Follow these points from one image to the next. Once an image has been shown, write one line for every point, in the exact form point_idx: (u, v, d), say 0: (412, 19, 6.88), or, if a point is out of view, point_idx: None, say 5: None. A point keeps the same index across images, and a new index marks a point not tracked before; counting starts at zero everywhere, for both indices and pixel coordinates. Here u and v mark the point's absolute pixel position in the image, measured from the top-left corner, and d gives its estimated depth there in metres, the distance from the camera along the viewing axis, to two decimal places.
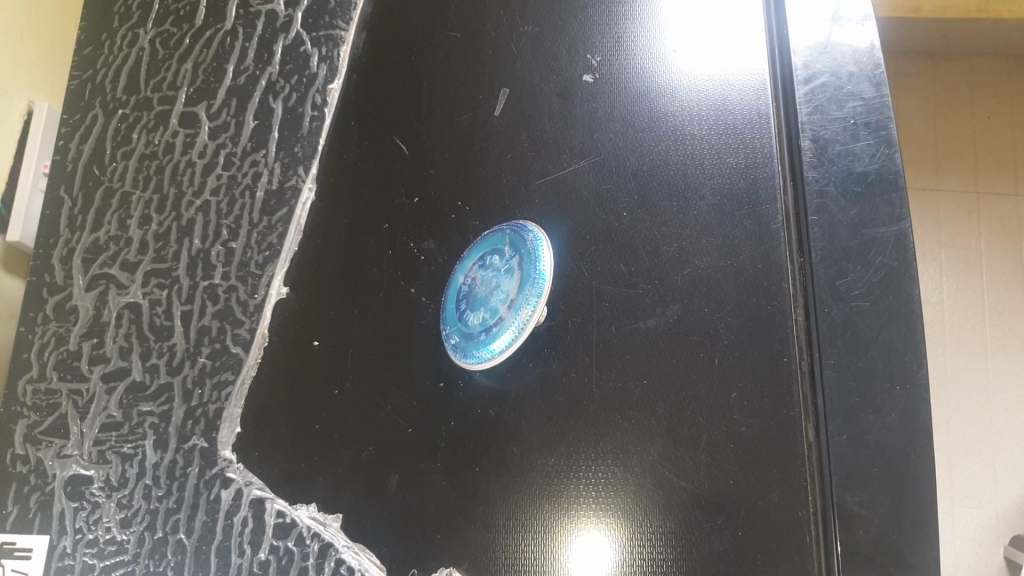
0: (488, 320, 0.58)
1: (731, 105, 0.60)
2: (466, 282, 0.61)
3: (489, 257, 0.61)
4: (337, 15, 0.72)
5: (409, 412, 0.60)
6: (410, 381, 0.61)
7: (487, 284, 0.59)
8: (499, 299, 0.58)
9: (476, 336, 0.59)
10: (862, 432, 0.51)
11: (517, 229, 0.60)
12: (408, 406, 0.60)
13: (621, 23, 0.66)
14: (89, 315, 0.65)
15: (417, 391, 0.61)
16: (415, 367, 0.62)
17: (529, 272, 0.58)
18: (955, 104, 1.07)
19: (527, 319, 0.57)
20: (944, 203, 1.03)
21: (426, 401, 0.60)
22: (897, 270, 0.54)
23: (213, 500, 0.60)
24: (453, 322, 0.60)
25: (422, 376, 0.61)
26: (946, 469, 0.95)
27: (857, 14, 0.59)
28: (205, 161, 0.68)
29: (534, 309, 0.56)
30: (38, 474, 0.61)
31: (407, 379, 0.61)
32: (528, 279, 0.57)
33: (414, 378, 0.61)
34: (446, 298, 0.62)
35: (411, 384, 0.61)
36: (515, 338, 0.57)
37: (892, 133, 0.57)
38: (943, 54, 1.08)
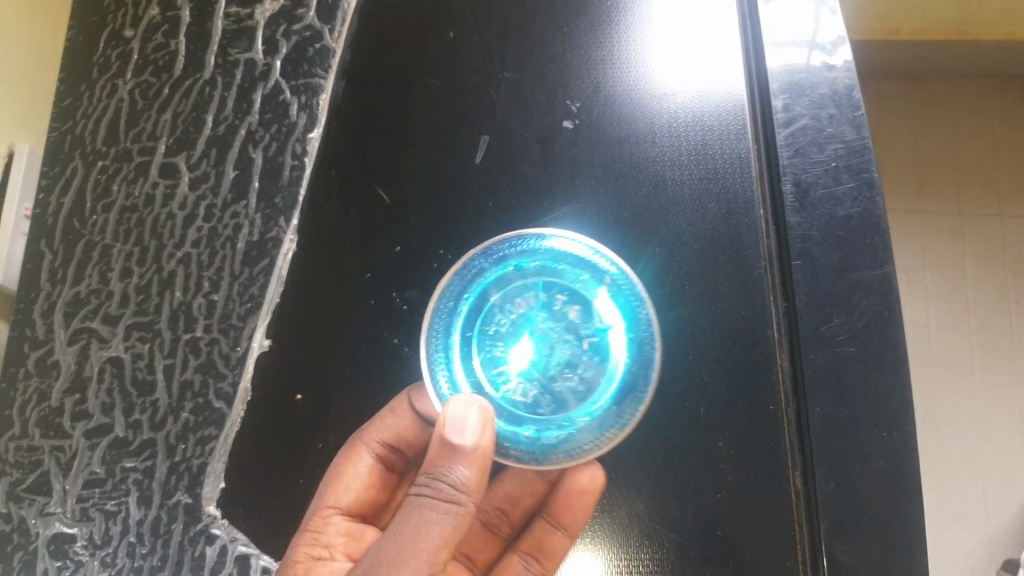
0: (540, 394, 0.57)
1: (711, 152, 0.63)
2: (514, 312, 0.60)
3: (559, 299, 0.60)
4: (316, 63, 0.71)
5: (423, 531, 0.48)
6: (440, 501, 0.49)
7: (554, 342, 0.59)
8: (569, 378, 0.57)
9: (517, 405, 0.57)
10: (847, 478, 0.54)
11: (599, 269, 0.60)
12: (426, 525, 0.48)
13: (601, 68, 0.67)
14: (71, 369, 0.64)
15: (446, 511, 0.48)
16: (447, 481, 0.49)
17: (614, 372, 0.57)
18: (938, 129, 1.05)
19: (596, 438, 0.55)
20: (928, 228, 1.02)
21: (451, 520, 0.49)
22: (881, 314, 0.56)
23: (197, 556, 0.60)
24: (476, 346, 0.59)
25: (453, 490, 0.49)
26: (936, 491, 0.94)
27: (831, 39, 0.62)
28: (185, 212, 0.68)
29: (612, 431, 0.55)
30: (22, 533, 0.61)
31: (434, 486, 0.49)
32: (613, 384, 0.56)
33: (446, 488, 0.49)
34: (468, 309, 0.60)
35: (439, 503, 0.49)
36: (569, 454, 0.55)
37: (873, 175, 0.59)
38: (925, 77, 1.07)
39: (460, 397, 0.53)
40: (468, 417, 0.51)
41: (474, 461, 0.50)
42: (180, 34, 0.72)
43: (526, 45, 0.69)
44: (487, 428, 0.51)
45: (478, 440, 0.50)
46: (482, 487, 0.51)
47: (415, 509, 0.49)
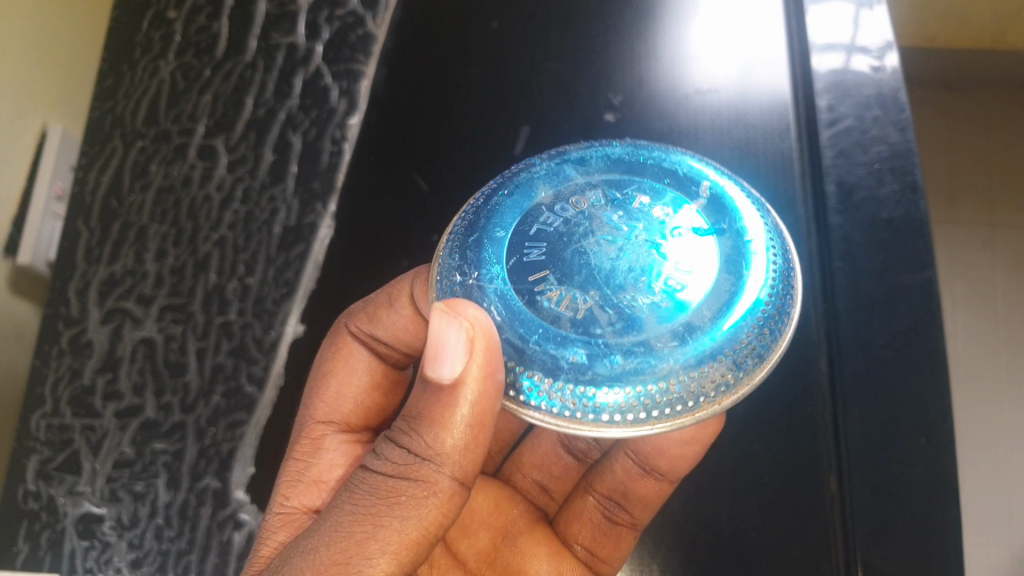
0: (601, 314, 0.35)
1: (754, 150, 0.63)
2: (567, 212, 0.39)
3: (641, 199, 0.39)
4: (357, 49, 0.71)
5: (354, 520, 0.37)
6: (382, 476, 0.38)
7: (626, 247, 0.37)
8: (647, 292, 0.36)
9: (559, 322, 0.35)
10: (886, 484, 0.51)
11: (699, 171, 0.41)
12: (358, 509, 0.38)
13: (645, 63, 0.67)
14: (103, 350, 0.64)
15: (391, 496, 0.38)
16: (403, 447, 0.39)
17: (738, 297, 0.35)
18: (988, 137, 0.89)
19: (691, 377, 0.34)
20: (980, 237, 0.83)
21: (400, 499, 0.37)
22: (924, 318, 0.54)
23: (225, 541, 0.59)
24: (503, 249, 0.38)
25: (407, 462, 0.38)
26: (975, 521, 0.73)
27: (876, 43, 0.60)
28: (222, 195, 0.68)
29: (715, 361, 0.34)
30: (49, 511, 0.61)
31: (383, 455, 0.39)
32: (727, 308, 0.35)
33: (400, 457, 0.38)
34: (508, 202, 0.40)
35: (383, 483, 0.38)
36: (641, 414, 0.34)
37: (917, 178, 0.57)
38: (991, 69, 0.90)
39: (448, 303, 0.37)
40: (447, 333, 0.36)
41: (449, 415, 0.38)
42: (222, 17, 0.73)
43: (570, 37, 0.69)
44: (468, 359, 0.35)
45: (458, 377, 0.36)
46: (464, 452, 0.38)
47: (356, 480, 0.40)
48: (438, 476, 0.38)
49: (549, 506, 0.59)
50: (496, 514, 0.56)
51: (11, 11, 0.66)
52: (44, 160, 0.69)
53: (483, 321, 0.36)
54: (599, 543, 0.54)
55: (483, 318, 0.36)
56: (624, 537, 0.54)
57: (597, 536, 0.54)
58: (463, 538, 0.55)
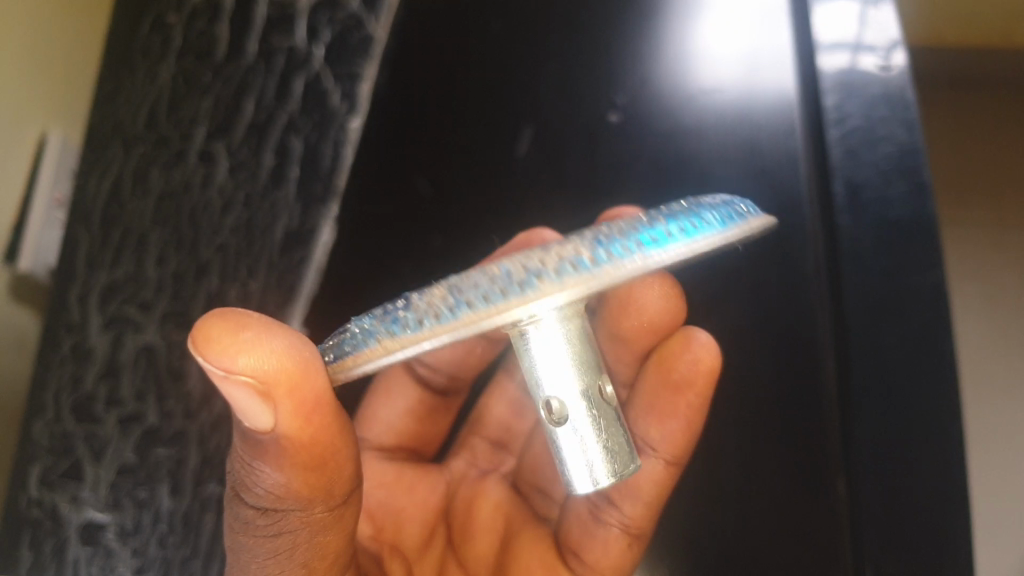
0: None
1: (761, 149, 0.62)
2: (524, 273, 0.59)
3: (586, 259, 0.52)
4: (358, 51, 0.70)
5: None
6: (257, 536, 0.39)
7: None
8: None
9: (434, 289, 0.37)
10: (896, 488, 0.50)
11: None
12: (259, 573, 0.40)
13: (648, 63, 0.66)
14: (105, 357, 0.63)
15: (278, 556, 0.39)
16: (256, 507, 0.38)
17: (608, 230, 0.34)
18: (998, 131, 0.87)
19: (513, 268, 0.32)
20: (988, 239, 0.82)
21: (283, 548, 0.39)
22: (933, 320, 0.53)
23: (228, 549, 0.60)
24: None
25: (268, 519, 0.38)
26: (983, 524, 0.73)
27: (883, 42, 0.59)
28: (223, 200, 0.68)
29: (548, 254, 0.32)
30: (52, 519, 0.61)
31: (242, 518, 0.39)
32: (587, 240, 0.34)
33: (257, 514, 0.38)
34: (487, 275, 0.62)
35: (263, 544, 0.39)
36: (447, 311, 0.31)
37: (926, 177, 0.56)
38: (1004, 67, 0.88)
39: (207, 339, 0.33)
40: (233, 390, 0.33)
41: (283, 467, 0.36)
42: (222, 21, 0.72)
43: (573, 37, 0.68)
44: (275, 410, 0.34)
45: (273, 426, 0.35)
46: (316, 490, 0.37)
47: (236, 545, 0.40)
48: (310, 516, 0.38)
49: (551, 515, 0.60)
50: (496, 518, 0.59)
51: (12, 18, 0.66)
52: (44, 167, 0.69)
53: (274, 361, 0.33)
54: (587, 545, 0.52)
55: (274, 349, 0.33)
56: (611, 533, 0.52)
57: (585, 533, 0.53)
58: (468, 541, 0.58)
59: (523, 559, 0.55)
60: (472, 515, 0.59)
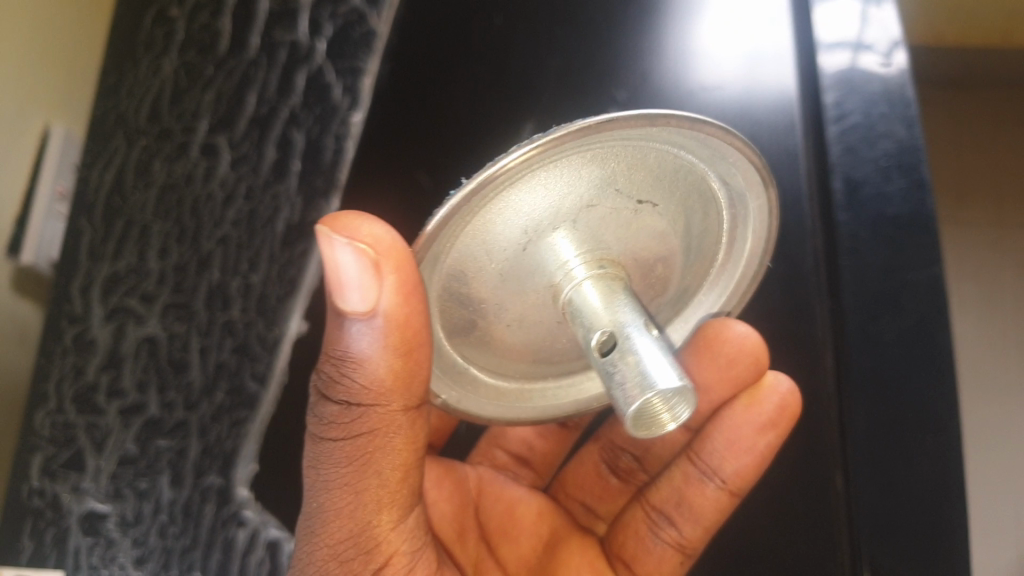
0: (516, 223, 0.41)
1: (761, 145, 0.62)
2: None
3: None
4: (360, 46, 0.70)
5: (335, 491, 0.39)
6: (341, 438, 0.39)
7: None
8: None
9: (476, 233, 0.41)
10: (891, 482, 0.51)
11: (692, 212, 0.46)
12: (335, 480, 0.39)
13: (649, 59, 0.67)
14: (107, 348, 0.64)
15: (359, 457, 0.39)
16: (343, 405, 0.39)
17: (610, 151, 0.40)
18: (999, 129, 0.87)
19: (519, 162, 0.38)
20: (988, 237, 0.82)
21: (366, 453, 0.39)
22: (929, 316, 0.53)
23: (229, 538, 0.59)
24: None
25: (351, 417, 0.38)
26: (980, 520, 0.73)
27: (885, 42, 0.61)
28: (225, 193, 0.68)
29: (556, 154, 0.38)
30: (54, 509, 0.61)
31: (328, 420, 0.39)
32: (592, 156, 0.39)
33: (340, 411, 0.39)
34: None
35: (343, 448, 0.39)
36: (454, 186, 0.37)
37: (924, 174, 0.57)
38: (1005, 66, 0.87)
39: (337, 225, 0.37)
40: (343, 265, 0.37)
41: (377, 350, 0.37)
42: (225, 15, 0.72)
43: (574, 32, 0.69)
44: (381, 285, 0.36)
45: (373, 305, 0.37)
46: (403, 383, 0.38)
47: (315, 453, 0.40)
48: (389, 415, 0.39)
49: (598, 527, 0.61)
50: (539, 523, 0.58)
51: (15, 11, 0.66)
52: (47, 160, 0.69)
53: (386, 241, 0.37)
54: (643, 560, 0.53)
55: (387, 234, 0.37)
56: (668, 557, 0.52)
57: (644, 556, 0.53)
58: (506, 544, 0.56)
59: (571, 561, 0.55)
60: (513, 519, 0.58)
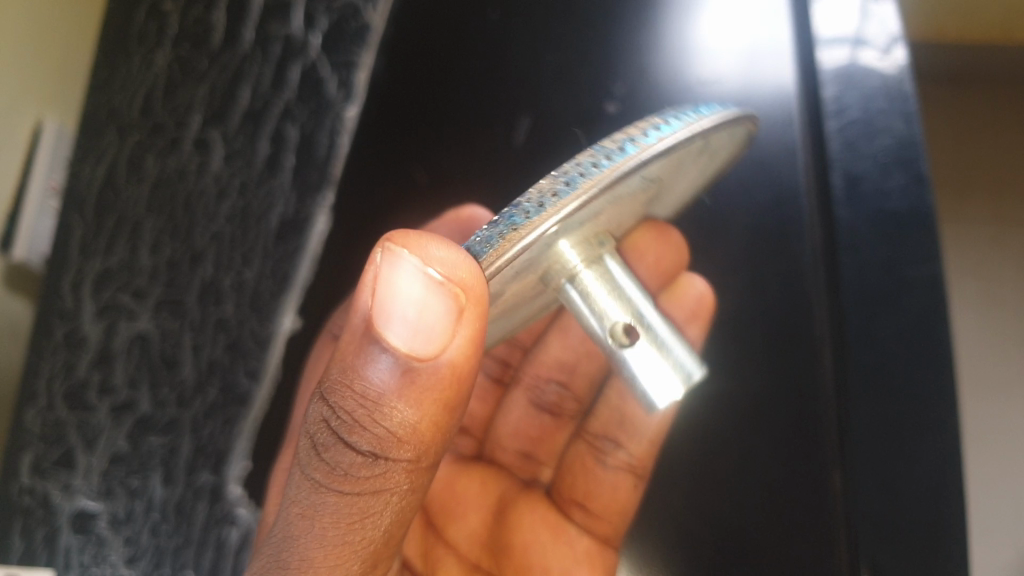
0: None
1: (760, 139, 0.62)
2: None
3: None
4: (353, 39, 0.70)
5: (332, 544, 0.33)
6: (349, 492, 0.33)
7: None
8: None
9: None
10: (892, 479, 0.50)
11: None
12: (336, 532, 0.33)
13: (647, 52, 0.66)
14: (97, 345, 0.63)
15: (366, 512, 0.33)
16: (363, 458, 0.32)
17: None
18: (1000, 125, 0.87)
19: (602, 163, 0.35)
20: (988, 234, 0.82)
21: (377, 508, 0.33)
22: (933, 311, 0.52)
23: (221, 538, 0.60)
24: None
25: (372, 470, 0.32)
26: (980, 518, 0.73)
27: (881, 39, 0.59)
28: (218, 189, 0.67)
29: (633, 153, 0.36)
30: (43, 508, 0.60)
31: (336, 469, 0.33)
32: None
33: (359, 459, 0.32)
34: None
35: (351, 504, 0.33)
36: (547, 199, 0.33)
37: (924, 169, 0.55)
38: (1005, 63, 0.86)
39: (409, 242, 0.31)
40: (410, 297, 0.31)
41: (420, 401, 0.32)
42: (218, 8, 0.71)
43: (571, 27, 0.68)
44: (456, 331, 0.31)
45: (439, 351, 0.31)
46: (438, 437, 0.33)
47: (313, 494, 0.33)
48: (412, 469, 0.33)
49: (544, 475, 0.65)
50: (484, 495, 0.62)
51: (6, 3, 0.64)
52: (40, 156, 0.68)
53: (473, 278, 0.31)
54: (596, 489, 0.59)
55: (470, 264, 0.31)
56: (624, 480, 0.58)
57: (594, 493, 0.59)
58: (453, 522, 0.60)
59: (523, 517, 0.60)
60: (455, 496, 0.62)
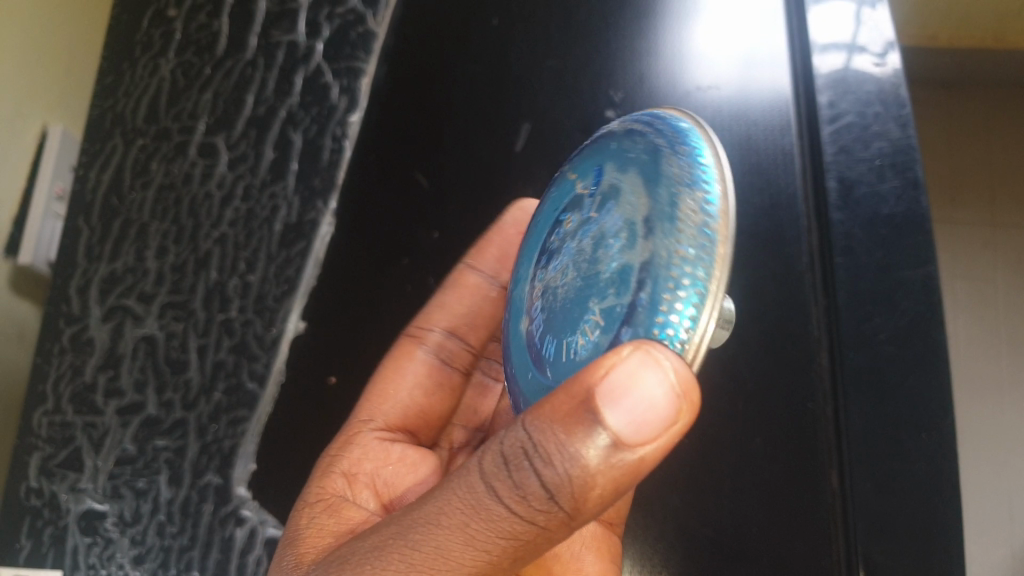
0: (597, 302, 0.37)
1: (755, 143, 0.63)
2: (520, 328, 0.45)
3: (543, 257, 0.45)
4: (358, 46, 0.71)
5: (465, 559, 0.34)
6: (516, 511, 0.33)
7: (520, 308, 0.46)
8: (551, 280, 0.42)
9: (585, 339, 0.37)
10: (886, 480, 0.51)
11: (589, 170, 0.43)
12: (476, 549, 0.33)
13: (644, 59, 0.67)
14: (105, 347, 0.65)
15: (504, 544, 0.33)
16: (539, 488, 0.32)
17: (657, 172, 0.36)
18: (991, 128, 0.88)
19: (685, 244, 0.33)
20: (981, 235, 0.83)
21: (509, 544, 0.33)
22: (926, 313, 0.53)
23: (227, 538, 0.60)
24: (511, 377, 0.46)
25: (536, 514, 0.33)
26: (977, 516, 0.73)
27: (879, 45, 0.59)
28: (223, 193, 0.68)
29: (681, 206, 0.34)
30: (52, 508, 0.62)
31: (510, 492, 0.33)
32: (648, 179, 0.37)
33: (533, 502, 0.32)
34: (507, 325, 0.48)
35: (508, 524, 0.33)
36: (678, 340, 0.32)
37: (917, 174, 0.56)
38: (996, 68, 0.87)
39: (642, 348, 0.31)
40: (648, 392, 0.30)
41: (596, 477, 0.32)
42: (222, 15, 0.72)
43: (569, 33, 0.69)
44: (654, 435, 0.31)
45: (638, 442, 0.31)
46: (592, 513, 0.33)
47: (480, 505, 0.33)
48: (561, 526, 0.33)
49: None
50: None
51: (10, 10, 0.65)
52: (45, 160, 0.70)
53: (696, 387, 0.31)
54: None
55: (687, 373, 0.31)
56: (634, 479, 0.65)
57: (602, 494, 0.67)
58: None
59: None
60: None
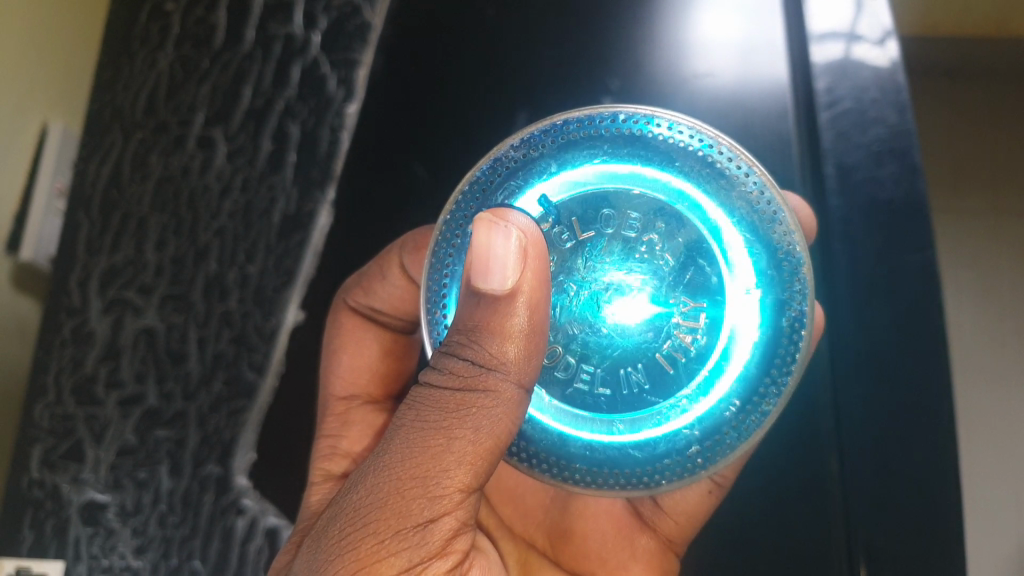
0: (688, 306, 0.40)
1: (753, 128, 0.62)
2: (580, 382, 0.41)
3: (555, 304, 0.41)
4: (354, 38, 0.70)
5: (426, 443, 0.38)
6: (451, 390, 0.38)
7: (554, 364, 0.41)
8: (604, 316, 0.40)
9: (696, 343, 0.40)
10: (886, 461, 0.52)
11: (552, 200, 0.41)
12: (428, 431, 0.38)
13: (642, 46, 0.67)
14: (106, 340, 0.65)
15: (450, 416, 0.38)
16: (464, 359, 0.38)
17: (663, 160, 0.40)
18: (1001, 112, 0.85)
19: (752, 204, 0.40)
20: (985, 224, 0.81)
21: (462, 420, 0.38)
22: (924, 299, 0.54)
23: (228, 527, 0.60)
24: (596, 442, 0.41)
25: (469, 383, 0.38)
26: (982, 507, 0.73)
27: (875, 34, 0.60)
28: (221, 185, 0.68)
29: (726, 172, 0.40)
30: (54, 499, 0.62)
31: (444, 371, 0.39)
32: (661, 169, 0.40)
33: (460, 374, 0.38)
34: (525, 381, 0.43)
35: (450, 397, 0.38)
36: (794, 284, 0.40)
37: (916, 160, 0.57)
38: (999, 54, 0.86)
39: (497, 214, 0.38)
40: (507, 245, 0.37)
41: (505, 325, 0.38)
42: (219, 8, 0.72)
43: (566, 22, 0.69)
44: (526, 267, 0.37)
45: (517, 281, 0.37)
46: (524, 359, 0.38)
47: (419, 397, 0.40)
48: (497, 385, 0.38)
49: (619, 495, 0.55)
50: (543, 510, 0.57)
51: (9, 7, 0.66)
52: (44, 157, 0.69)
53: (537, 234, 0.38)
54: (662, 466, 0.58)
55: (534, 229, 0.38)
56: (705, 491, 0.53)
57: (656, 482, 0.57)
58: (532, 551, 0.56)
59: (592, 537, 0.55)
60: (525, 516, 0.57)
